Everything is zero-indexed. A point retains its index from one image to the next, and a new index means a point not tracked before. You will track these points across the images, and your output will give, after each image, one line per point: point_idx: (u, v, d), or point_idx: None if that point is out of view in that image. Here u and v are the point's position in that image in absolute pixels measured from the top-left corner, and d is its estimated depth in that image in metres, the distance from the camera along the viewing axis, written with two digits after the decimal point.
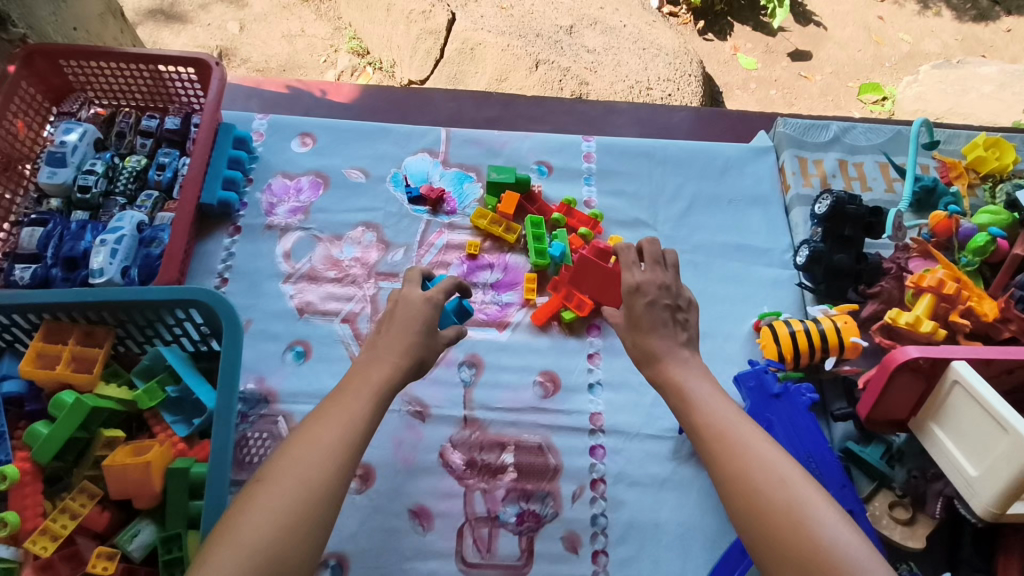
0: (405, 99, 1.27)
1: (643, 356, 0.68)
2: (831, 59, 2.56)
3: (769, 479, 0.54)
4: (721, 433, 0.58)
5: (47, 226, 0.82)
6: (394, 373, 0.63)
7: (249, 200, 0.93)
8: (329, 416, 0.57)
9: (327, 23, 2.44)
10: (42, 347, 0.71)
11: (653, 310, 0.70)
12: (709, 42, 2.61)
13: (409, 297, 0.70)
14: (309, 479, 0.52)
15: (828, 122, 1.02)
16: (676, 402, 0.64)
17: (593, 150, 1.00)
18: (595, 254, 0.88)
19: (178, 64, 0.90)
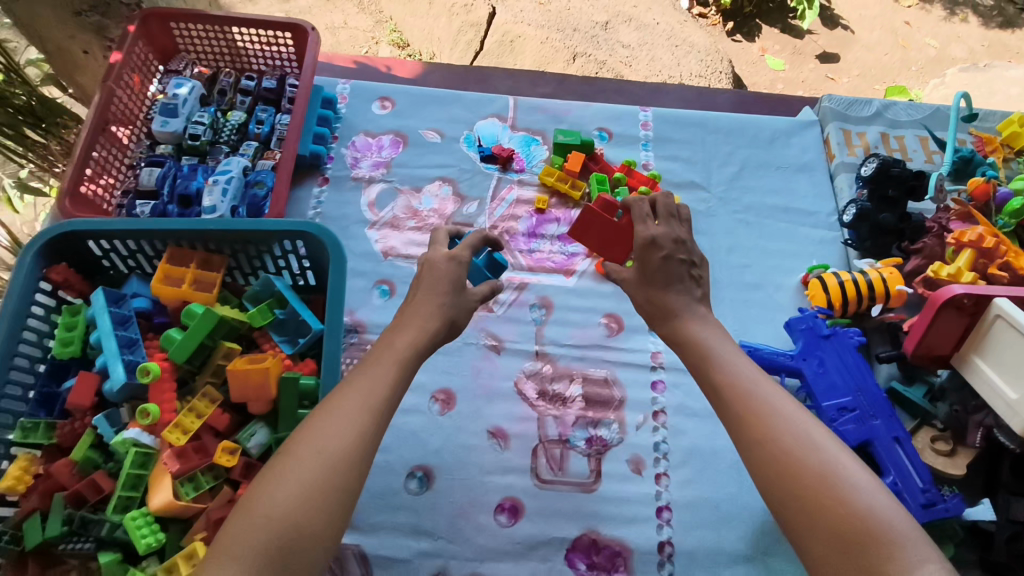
0: (465, 76, 1.36)
1: (660, 317, 0.73)
2: (858, 62, 2.62)
3: (796, 440, 0.55)
4: (744, 398, 0.60)
5: (163, 168, 0.90)
6: (420, 339, 0.67)
7: (335, 154, 1.01)
8: (355, 383, 0.60)
9: (369, 14, 2.51)
10: (168, 270, 0.80)
11: (667, 263, 0.75)
12: (738, 43, 2.68)
13: (434, 259, 0.75)
14: (330, 446, 0.53)
15: (870, 98, 1.09)
16: (700, 365, 0.66)
17: (649, 119, 1.08)
18: (602, 207, 0.86)
19: (277, 29, 0.98)
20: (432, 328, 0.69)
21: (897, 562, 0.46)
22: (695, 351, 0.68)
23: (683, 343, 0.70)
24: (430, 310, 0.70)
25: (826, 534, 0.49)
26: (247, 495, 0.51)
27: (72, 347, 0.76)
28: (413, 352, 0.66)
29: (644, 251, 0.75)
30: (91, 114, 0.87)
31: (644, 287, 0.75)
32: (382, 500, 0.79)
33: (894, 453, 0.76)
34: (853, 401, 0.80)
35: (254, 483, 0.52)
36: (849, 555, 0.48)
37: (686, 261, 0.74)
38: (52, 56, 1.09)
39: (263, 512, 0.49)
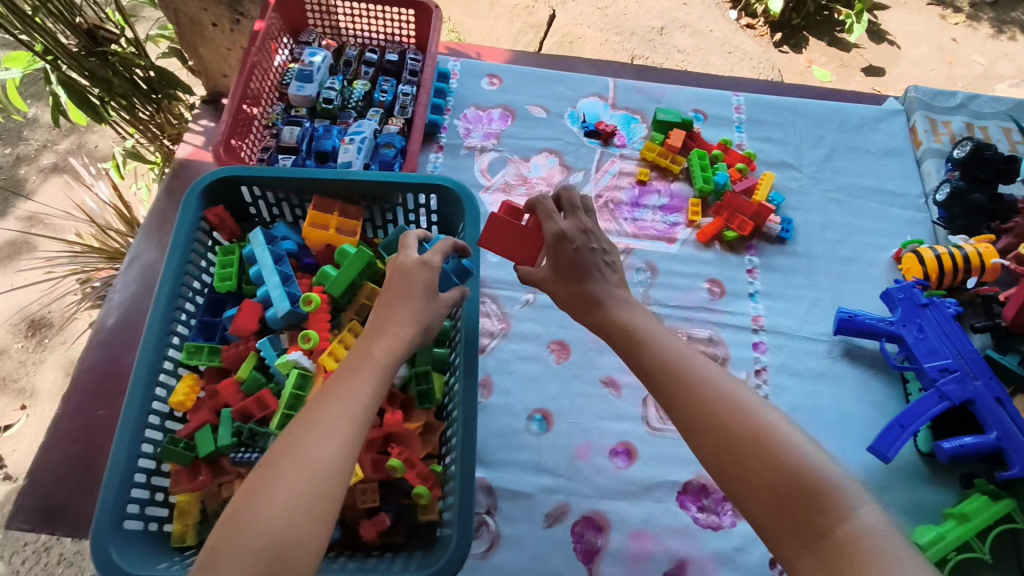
0: (552, 65, 1.43)
1: (581, 307, 0.71)
2: (904, 76, 2.65)
3: (729, 408, 0.56)
4: (676, 376, 0.60)
5: (301, 127, 0.98)
6: (395, 345, 0.62)
7: (449, 124, 1.08)
8: (334, 393, 0.56)
9: None
10: (315, 216, 0.86)
11: (582, 252, 0.72)
12: (784, 55, 2.67)
13: (404, 265, 0.69)
14: (312, 452, 0.52)
15: (955, 90, 1.14)
16: (626, 346, 0.66)
17: (742, 103, 1.14)
18: (507, 212, 0.82)
19: (402, 6, 1.06)
20: (407, 336, 0.64)
21: (833, 513, 0.48)
22: (622, 336, 0.67)
23: (608, 329, 0.68)
24: (403, 316, 0.65)
25: (766, 498, 0.51)
26: (234, 508, 0.49)
27: (231, 281, 0.83)
28: (394, 359, 0.62)
29: (558, 246, 0.72)
30: (238, 76, 0.95)
31: (558, 280, 0.72)
32: (506, 440, 0.85)
33: (996, 413, 0.80)
34: (955, 363, 0.84)
35: (240, 489, 0.51)
36: (790, 515, 0.50)
37: (599, 248, 0.72)
38: (183, 27, 1.17)
39: (252, 527, 0.47)
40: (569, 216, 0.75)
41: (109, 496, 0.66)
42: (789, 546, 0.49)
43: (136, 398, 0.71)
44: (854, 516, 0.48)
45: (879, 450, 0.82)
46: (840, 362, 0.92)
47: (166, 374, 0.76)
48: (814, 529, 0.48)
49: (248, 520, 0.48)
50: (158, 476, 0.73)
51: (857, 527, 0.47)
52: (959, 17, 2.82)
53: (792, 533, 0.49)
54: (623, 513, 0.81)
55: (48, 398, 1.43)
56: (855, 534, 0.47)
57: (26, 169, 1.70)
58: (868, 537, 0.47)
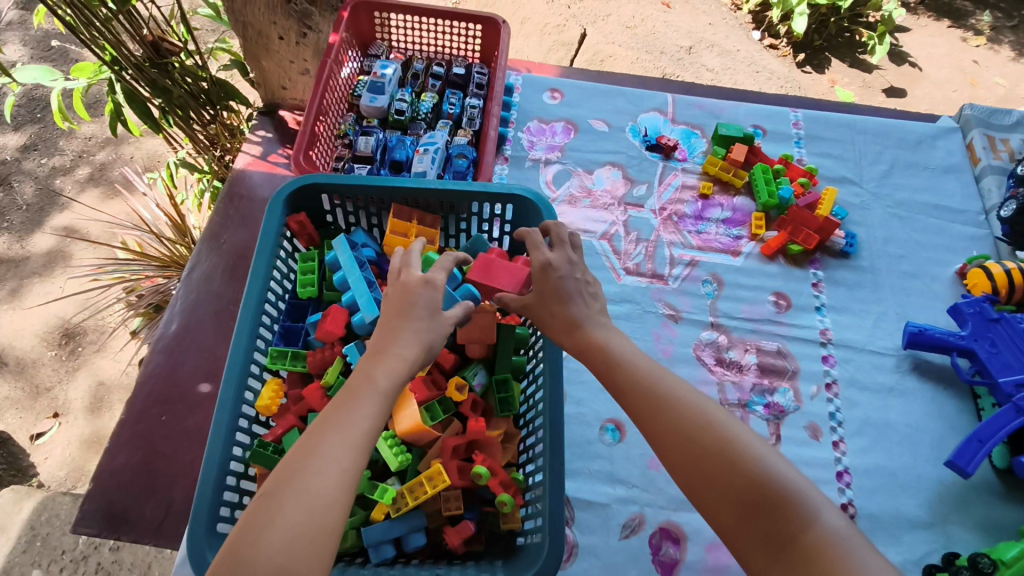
0: (604, 82, 1.46)
1: (559, 330, 0.66)
2: (927, 97, 2.66)
3: (700, 422, 0.53)
4: (649, 394, 0.57)
5: (375, 138, 1.00)
6: (398, 369, 0.58)
7: (513, 137, 1.10)
8: (332, 419, 0.53)
9: None
10: (396, 224, 0.88)
11: (567, 281, 0.68)
12: (808, 74, 2.71)
13: (406, 282, 0.65)
14: (301, 477, 0.48)
15: (1011, 109, 1.15)
16: (599, 365, 0.62)
17: (799, 119, 1.15)
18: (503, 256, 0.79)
19: (472, 21, 1.09)
20: (412, 358, 0.59)
21: (800, 521, 0.47)
22: (596, 356, 0.63)
23: (583, 350, 0.64)
24: (407, 338, 0.60)
25: (735, 511, 0.49)
26: (232, 544, 0.46)
27: (313, 287, 0.84)
28: (397, 383, 0.57)
29: (542, 274, 0.68)
30: (315, 87, 0.97)
31: (539, 305, 0.68)
32: (578, 449, 0.83)
33: None
34: None
35: (238, 526, 0.48)
36: (758, 526, 0.48)
37: (585, 278, 0.68)
38: (249, 39, 1.20)
39: (253, 563, 0.44)
40: (558, 247, 0.71)
41: (206, 496, 0.65)
42: (759, 559, 0.47)
43: (227, 400, 0.70)
44: (817, 521, 0.46)
45: (959, 465, 0.81)
46: (909, 376, 0.91)
47: (253, 378, 0.75)
48: (782, 538, 0.47)
49: (246, 556, 0.45)
50: (246, 480, 0.72)
51: (825, 536, 0.46)
52: (980, 40, 2.85)
53: (765, 550, 0.47)
54: (698, 525, 0.79)
55: (80, 410, 1.43)
56: (823, 540, 0.46)
57: (62, 180, 1.72)
58: (832, 544, 0.45)
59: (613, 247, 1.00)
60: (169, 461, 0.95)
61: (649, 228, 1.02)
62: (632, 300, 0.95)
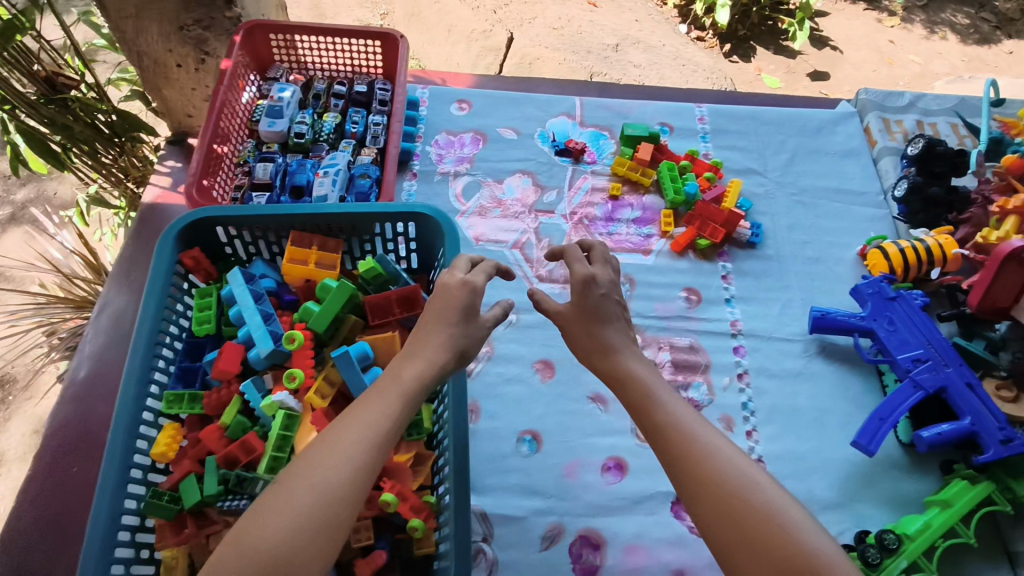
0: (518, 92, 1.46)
1: (596, 352, 0.71)
2: (848, 79, 2.75)
3: (740, 482, 0.55)
4: (688, 444, 0.59)
5: (274, 163, 0.97)
6: (426, 370, 0.64)
7: (421, 151, 1.09)
8: (354, 416, 0.58)
9: None
10: (294, 251, 0.85)
11: (608, 300, 0.73)
12: (735, 63, 2.78)
13: (447, 283, 0.70)
14: (321, 476, 0.53)
15: (903, 90, 1.19)
16: (639, 405, 0.65)
17: (705, 114, 1.17)
18: (401, 301, 0.81)
19: (370, 38, 1.08)
20: (441, 361, 0.65)
21: None
22: (639, 395, 0.65)
23: (625, 383, 0.67)
24: (437, 340, 0.66)
25: (758, 560, 0.51)
26: (241, 523, 0.51)
27: (209, 324, 0.81)
28: (421, 387, 0.62)
29: (585, 288, 0.73)
30: (209, 114, 0.95)
31: (580, 321, 0.73)
32: (495, 464, 0.83)
33: (968, 397, 0.82)
34: (926, 352, 0.86)
35: (248, 510, 0.52)
36: None
37: (623, 301, 0.73)
38: (146, 70, 1.16)
39: (254, 544, 0.49)
40: (597, 264, 0.77)
41: (93, 557, 0.61)
42: None
43: (117, 451, 0.67)
44: None
45: (862, 444, 0.83)
46: (815, 359, 0.94)
47: (147, 425, 0.73)
48: None
49: (251, 538, 0.49)
50: (143, 532, 0.69)
51: None
52: (895, 20, 2.97)
53: None
54: (616, 528, 0.79)
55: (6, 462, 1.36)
56: None
57: None
58: None
59: (525, 256, 1.00)
60: (84, 514, 0.90)
61: (560, 234, 1.02)
62: None
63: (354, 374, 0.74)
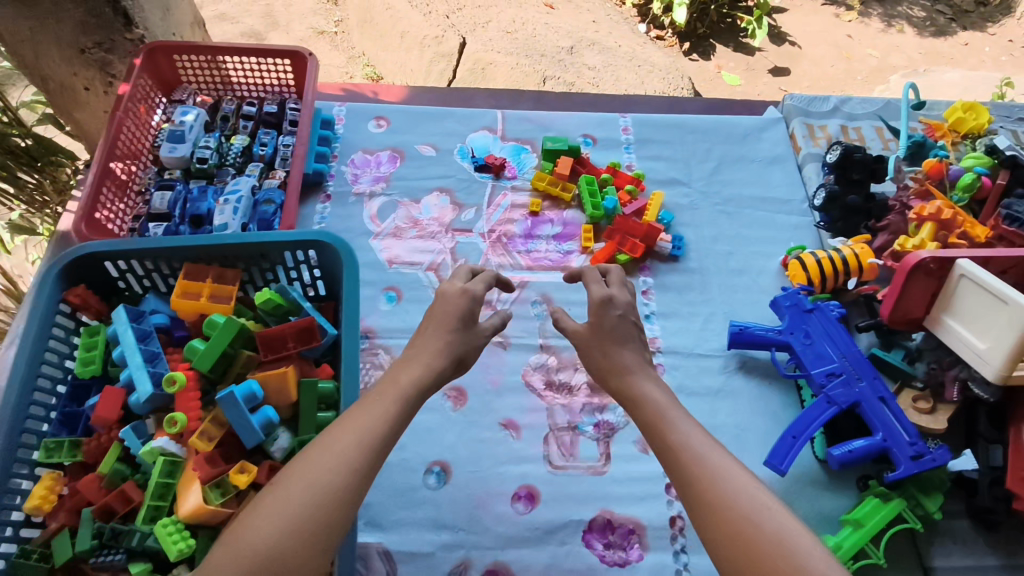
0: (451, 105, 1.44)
1: (610, 370, 0.72)
2: (807, 75, 2.75)
3: (749, 504, 0.55)
4: (696, 463, 0.59)
5: (174, 191, 0.94)
6: (421, 375, 0.68)
7: (336, 172, 1.06)
8: (350, 421, 0.60)
9: (342, 52, 2.66)
10: (186, 285, 0.82)
11: (623, 321, 0.75)
12: (695, 62, 2.78)
13: (448, 291, 0.76)
14: (319, 482, 0.55)
15: (828, 95, 1.18)
16: (653, 425, 0.65)
17: (629, 124, 1.15)
18: (298, 334, 0.79)
19: (277, 56, 1.04)
20: (436, 367, 0.69)
21: None
22: (650, 413, 0.66)
23: (638, 402, 0.68)
24: (436, 346, 0.71)
25: None
26: (239, 521, 0.53)
27: (94, 365, 0.78)
28: (416, 393, 0.66)
29: (602, 307, 0.75)
30: (102, 142, 0.91)
31: (596, 341, 0.74)
32: (402, 498, 0.80)
33: (879, 412, 0.81)
34: (840, 367, 0.85)
35: (244, 511, 0.54)
36: None
37: (639, 321, 0.75)
38: (53, 93, 1.09)
39: (250, 544, 0.51)
40: (615, 285, 0.79)
41: None
42: None
43: None
44: None
45: (774, 464, 0.81)
46: (735, 376, 0.92)
47: (19, 478, 0.69)
48: None
49: (246, 539, 0.51)
50: None
51: None
52: (852, 15, 2.97)
53: None
54: (525, 561, 0.77)
55: None
56: None
57: None
58: None
59: (440, 277, 0.97)
60: None
61: (477, 253, 1.00)
62: None
63: (242, 417, 0.71)
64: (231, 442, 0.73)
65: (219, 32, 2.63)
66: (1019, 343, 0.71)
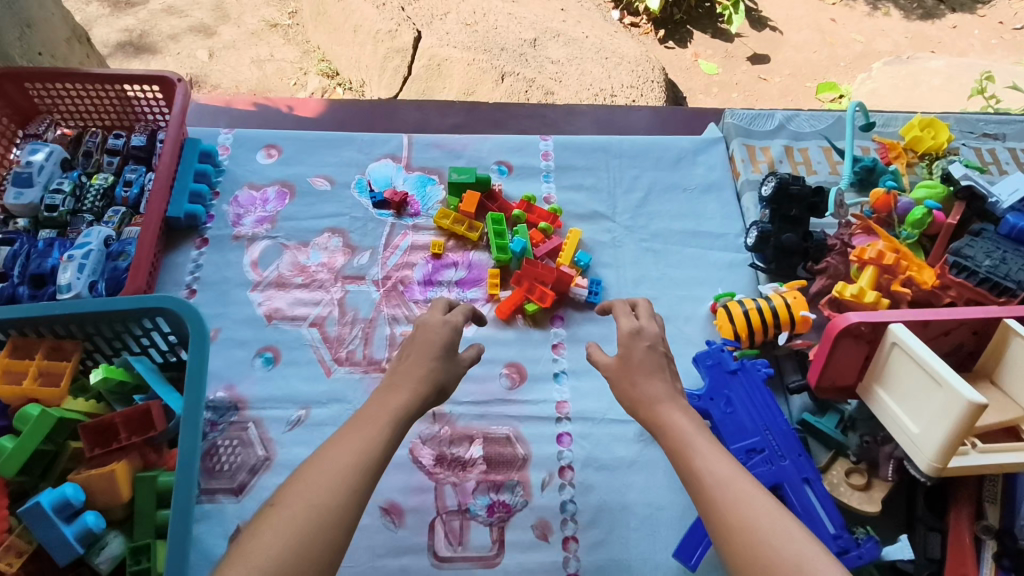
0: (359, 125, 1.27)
1: (639, 401, 0.68)
2: (788, 63, 2.43)
3: (775, 533, 0.53)
4: (719, 489, 0.57)
5: (14, 245, 0.83)
6: (413, 400, 0.65)
7: (216, 212, 0.94)
8: (347, 440, 0.58)
9: (297, 46, 2.22)
10: (8, 363, 0.72)
11: (653, 352, 0.71)
12: (670, 50, 2.46)
13: (428, 321, 0.72)
14: (318, 499, 0.53)
15: (772, 111, 1.07)
16: (679, 454, 0.61)
17: (550, 148, 1.04)
18: (132, 423, 0.69)
19: (143, 83, 0.92)
20: (423, 391, 0.66)
21: None
22: (673, 441, 0.63)
23: (665, 431, 0.64)
24: (421, 370, 0.67)
25: None
26: (239, 544, 0.51)
27: None
28: (405, 417, 0.63)
29: (631, 338, 0.71)
30: None
31: (622, 373, 0.69)
32: None
33: (804, 496, 0.72)
34: (762, 441, 0.76)
35: (244, 532, 0.52)
36: None
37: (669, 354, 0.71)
38: None
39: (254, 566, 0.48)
40: (644, 317, 0.75)
41: None
42: None
43: None
44: None
45: (683, 558, 0.74)
46: (651, 445, 0.82)
47: None
48: None
49: (249, 562, 0.49)
50: None
51: None
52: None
53: None
54: None
55: None
56: None
57: None
58: None
59: (324, 334, 0.87)
60: None
61: (368, 303, 0.89)
62: (342, 399, 0.82)
63: (52, 530, 0.62)
64: (43, 557, 0.64)
65: (133, 14, 2.22)
66: (954, 432, 0.61)
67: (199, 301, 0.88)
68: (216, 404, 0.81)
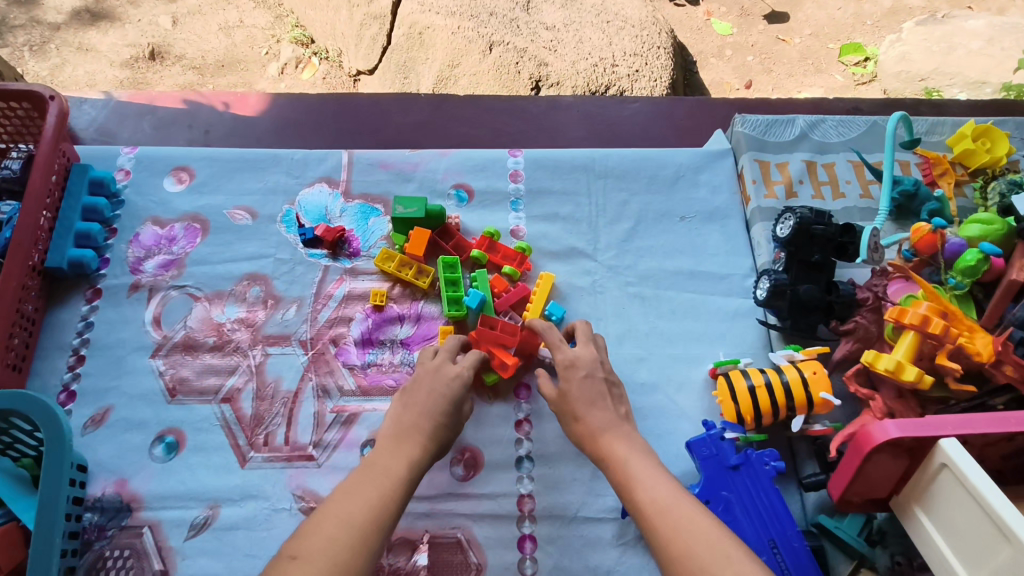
0: (286, 141, 0.99)
1: (583, 436, 0.63)
2: (812, 20, 2.04)
3: (710, 555, 0.48)
4: (659, 517, 0.53)
5: None
6: (423, 458, 0.60)
7: (113, 254, 0.78)
8: (360, 495, 0.54)
9: (267, 8, 1.88)
10: None
11: (590, 382, 0.65)
12: (680, 8, 2.09)
13: (444, 369, 0.66)
14: (341, 558, 0.48)
15: (792, 117, 0.88)
16: (620, 487, 0.57)
17: (520, 166, 0.86)
18: None
19: (8, 99, 0.75)
20: (431, 448, 0.61)
21: None
22: (616, 474, 0.59)
23: (606, 462, 0.60)
24: (431, 423, 0.62)
25: None
26: None
27: None
28: (413, 475, 0.59)
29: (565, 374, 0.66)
30: None
31: (564, 407, 0.65)
32: None
33: None
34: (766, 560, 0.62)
35: None
36: None
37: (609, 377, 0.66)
38: None
39: None
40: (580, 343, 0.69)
41: None
42: None
43: None
44: None
45: None
46: (632, 551, 0.67)
47: None
48: None
49: None
50: None
51: None
52: None
53: None
54: None
55: None
56: None
57: None
58: None
59: (239, 411, 0.71)
60: None
61: (293, 370, 0.73)
62: (257, 495, 0.67)
63: None
64: None
65: None
66: None
67: (88, 370, 0.72)
68: (104, 505, 0.66)
